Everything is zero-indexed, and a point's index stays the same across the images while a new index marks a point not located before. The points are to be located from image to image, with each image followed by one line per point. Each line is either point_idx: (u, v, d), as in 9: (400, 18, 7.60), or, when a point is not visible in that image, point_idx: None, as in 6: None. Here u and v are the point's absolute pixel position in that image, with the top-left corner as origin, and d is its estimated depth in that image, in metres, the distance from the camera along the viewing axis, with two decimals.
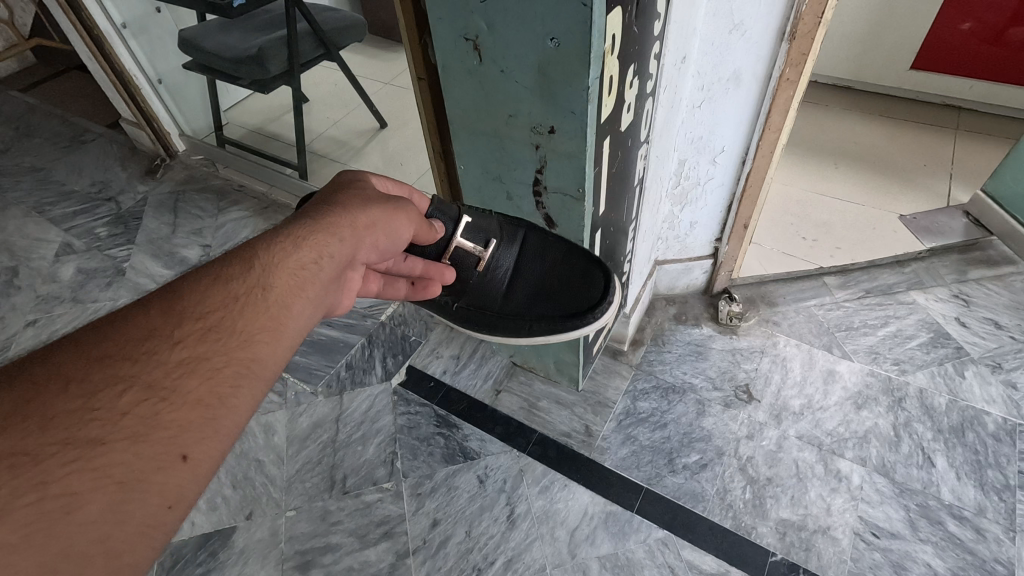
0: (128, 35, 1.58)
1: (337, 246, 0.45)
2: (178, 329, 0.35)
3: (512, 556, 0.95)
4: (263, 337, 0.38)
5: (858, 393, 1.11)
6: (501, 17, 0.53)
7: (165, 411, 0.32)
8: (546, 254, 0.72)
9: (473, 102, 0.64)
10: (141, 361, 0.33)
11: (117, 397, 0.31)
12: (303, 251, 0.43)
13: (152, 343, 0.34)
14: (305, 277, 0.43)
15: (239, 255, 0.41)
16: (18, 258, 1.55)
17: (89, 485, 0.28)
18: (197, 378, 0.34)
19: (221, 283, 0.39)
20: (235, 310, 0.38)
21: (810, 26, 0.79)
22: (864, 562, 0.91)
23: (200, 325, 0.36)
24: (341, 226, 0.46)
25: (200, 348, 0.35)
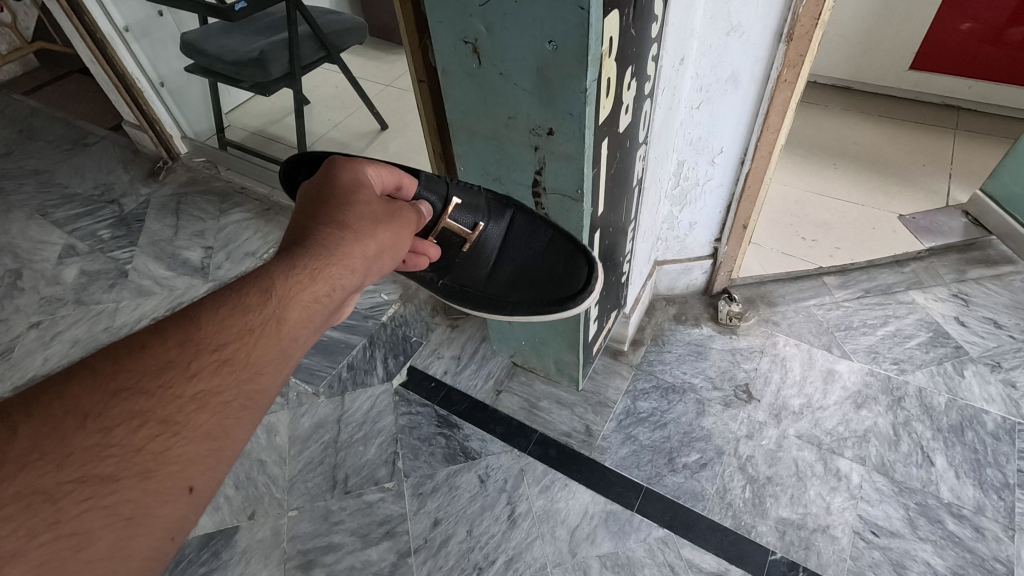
0: (131, 38, 1.60)
1: (346, 278, 0.45)
2: (193, 362, 0.35)
3: (513, 555, 0.96)
4: (271, 368, 0.39)
5: (858, 393, 1.11)
6: (500, 19, 0.54)
7: (177, 445, 0.33)
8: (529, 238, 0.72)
9: (473, 104, 0.65)
10: (156, 396, 0.33)
11: (132, 433, 0.31)
12: (316, 284, 0.43)
13: (167, 376, 0.34)
14: (315, 309, 0.43)
15: (252, 282, 0.41)
16: (21, 260, 1.56)
17: (100, 522, 0.29)
18: (206, 413, 0.34)
19: (232, 313, 0.39)
20: (248, 344, 0.38)
21: (807, 28, 0.79)
22: (864, 561, 0.91)
23: (214, 359, 0.36)
24: (353, 257, 0.46)
25: (213, 382, 0.35)
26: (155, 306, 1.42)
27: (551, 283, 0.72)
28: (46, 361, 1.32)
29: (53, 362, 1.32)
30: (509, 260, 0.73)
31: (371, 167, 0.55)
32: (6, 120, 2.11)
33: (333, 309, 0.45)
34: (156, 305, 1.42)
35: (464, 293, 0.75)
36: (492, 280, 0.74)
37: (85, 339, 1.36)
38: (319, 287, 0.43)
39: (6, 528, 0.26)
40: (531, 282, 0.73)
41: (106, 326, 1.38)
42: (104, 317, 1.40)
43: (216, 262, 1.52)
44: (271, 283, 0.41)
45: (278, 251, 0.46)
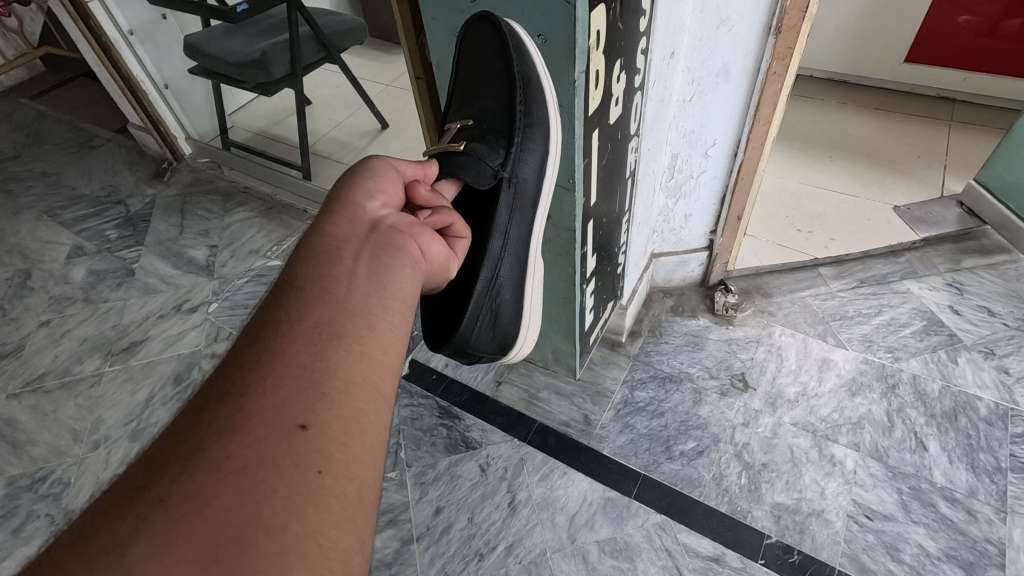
0: (135, 41, 1.63)
1: (338, 225, 0.51)
2: (243, 351, 0.41)
3: (513, 541, 0.98)
4: (314, 309, 0.44)
5: (852, 380, 1.13)
6: (488, 16, 0.58)
7: (256, 397, 0.38)
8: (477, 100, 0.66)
9: (466, 95, 0.69)
10: (225, 384, 0.39)
11: (213, 415, 0.37)
12: (315, 246, 0.49)
13: (224, 373, 0.40)
14: (325, 255, 0.48)
15: (280, 281, 0.47)
16: (30, 260, 1.60)
17: (211, 482, 0.34)
18: (264, 374, 0.39)
19: (261, 308, 0.45)
20: (278, 315, 0.43)
21: (795, 20, 0.81)
22: (858, 544, 0.93)
23: (252, 341, 0.42)
24: (332, 212, 0.52)
25: (259, 350, 0.41)
26: (162, 303, 1.45)
27: (486, 55, 0.62)
28: (56, 358, 1.35)
29: (63, 359, 1.35)
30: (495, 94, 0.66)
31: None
32: (14, 124, 2.15)
33: (363, 250, 0.49)
34: (163, 302, 1.45)
35: (533, 136, 0.63)
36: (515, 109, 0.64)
37: (94, 337, 1.39)
38: (327, 250, 0.49)
39: (133, 516, 0.33)
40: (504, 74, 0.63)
41: (114, 324, 1.41)
42: (112, 315, 1.44)
43: (220, 260, 1.55)
44: (289, 275, 0.48)
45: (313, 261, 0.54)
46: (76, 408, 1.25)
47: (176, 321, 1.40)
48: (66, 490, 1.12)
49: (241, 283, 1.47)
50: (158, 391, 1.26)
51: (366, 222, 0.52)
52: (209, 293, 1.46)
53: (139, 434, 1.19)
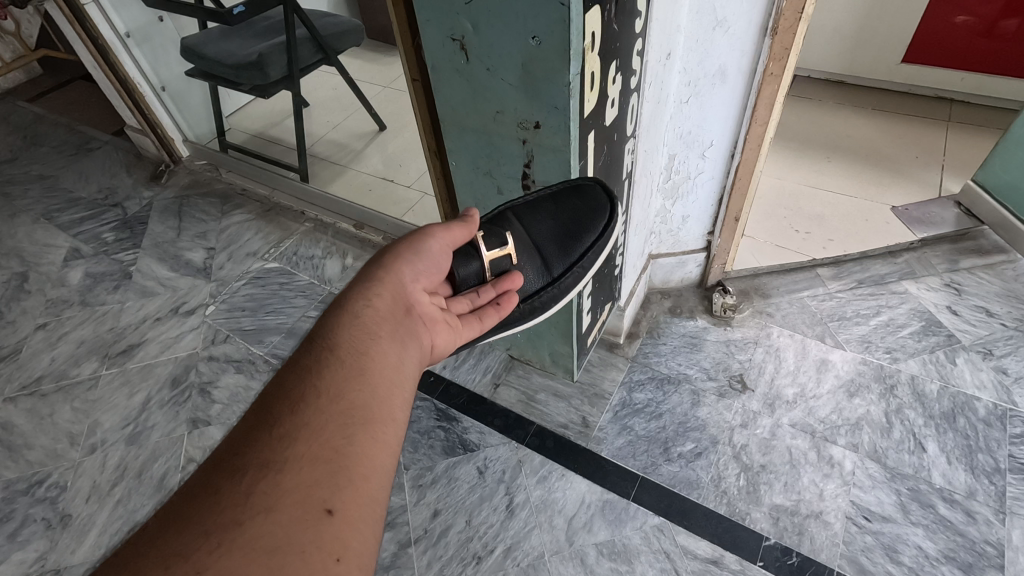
0: (132, 44, 1.63)
1: (381, 298, 0.51)
2: (274, 416, 0.40)
3: (511, 544, 0.97)
4: (350, 388, 0.43)
5: (850, 381, 1.13)
6: (485, 17, 0.56)
7: (289, 475, 0.36)
8: (544, 212, 0.68)
9: (462, 100, 0.67)
10: (256, 451, 0.37)
11: (242, 485, 0.36)
12: (354, 313, 0.49)
13: (256, 434, 0.39)
14: (365, 325, 0.48)
15: (312, 340, 0.47)
16: (27, 264, 1.59)
17: (238, 558, 0.32)
18: (303, 444, 0.38)
19: (295, 370, 0.43)
20: (316, 381, 0.42)
21: (791, 21, 0.81)
22: (857, 545, 0.93)
23: (288, 403, 0.41)
24: (375, 280, 0.52)
25: (296, 420, 0.39)
26: (159, 306, 1.44)
27: (586, 219, 0.69)
28: (53, 361, 1.35)
29: (60, 362, 1.35)
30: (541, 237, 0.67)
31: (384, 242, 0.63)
32: (11, 127, 2.15)
33: (397, 330, 0.50)
34: (160, 305, 1.44)
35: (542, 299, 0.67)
36: (549, 271, 0.68)
37: (91, 340, 1.38)
38: (367, 320, 0.48)
39: None
40: (578, 238, 0.68)
41: (111, 327, 1.41)
42: (109, 318, 1.43)
43: (217, 262, 1.54)
44: (323, 336, 0.47)
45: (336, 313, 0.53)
46: (73, 411, 1.24)
47: (173, 324, 1.40)
48: (63, 494, 1.11)
49: (238, 285, 1.47)
50: (155, 395, 1.26)
51: (403, 301, 0.53)
52: (206, 295, 1.45)
53: (136, 437, 1.18)
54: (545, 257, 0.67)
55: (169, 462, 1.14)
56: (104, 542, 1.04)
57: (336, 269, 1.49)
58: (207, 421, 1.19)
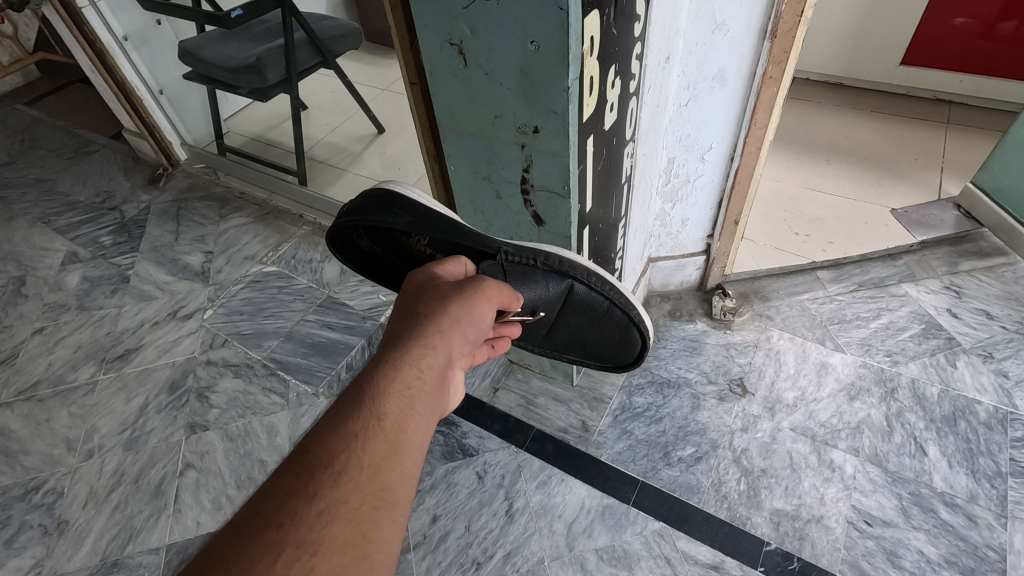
0: (130, 47, 1.62)
1: (432, 356, 0.48)
2: (311, 484, 0.37)
3: (511, 549, 0.97)
4: (388, 465, 0.40)
5: (851, 385, 1.13)
6: (483, 21, 0.55)
7: (320, 561, 0.33)
8: (590, 312, 0.79)
9: (460, 105, 0.67)
10: (289, 525, 0.34)
11: (271, 565, 0.32)
12: (403, 372, 0.45)
13: (293, 502, 0.36)
14: (413, 389, 0.45)
15: (354, 395, 0.43)
16: (24, 268, 1.58)
17: None
18: (340, 524, 0.36)
19: (336, 427, 0.40)
20: (358, 452, 0.39)
21: (790, 25, 0.81)
22: (858, 550, 0.92)
23: (330, 471, 0.37)
24: (427, 334, 0.49)
25: (335, 495, 0.37)
26: (157, 310, 1.44)
27: (612, 338, 0.83)
28: (50, 366, 1.34)
29: (57, 367, 1.34)
30: (566, 322, 0.81)
31: (435, 267, 0.60)
32: (8, 130, 2.14)
33: (431, 407, 0.46)
34: (158, 309, 1.44)
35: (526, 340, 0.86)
36: (552, 337, 0.86)
37: (88, 345, 1.38)
38: (410, 392, 0.44)
39: None
40: (592, 338, 0.84)
41: (108, 331, 1.40)
42: (106, 322, 1.43)
43: (216, 266, 1.54)
44: (365, 395, 0.43)
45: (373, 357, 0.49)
46: (70, 417, 1.24)
47: (171, 328, 1.39)
48: (60, 500, 1.11)
49: (237, 289, 1.47)
50: (152, 399, 1.25)
51: (444, 371, 0.49)
52: (205, 299, 1.45)
53: (133, 443, 1.17)
54: (553, 332, 0.83)
55: (167, 468, 1.13)
56: (101, 549, 1.03)
57: (335, 273, 1.48)
58: (205, 426, 1.18)
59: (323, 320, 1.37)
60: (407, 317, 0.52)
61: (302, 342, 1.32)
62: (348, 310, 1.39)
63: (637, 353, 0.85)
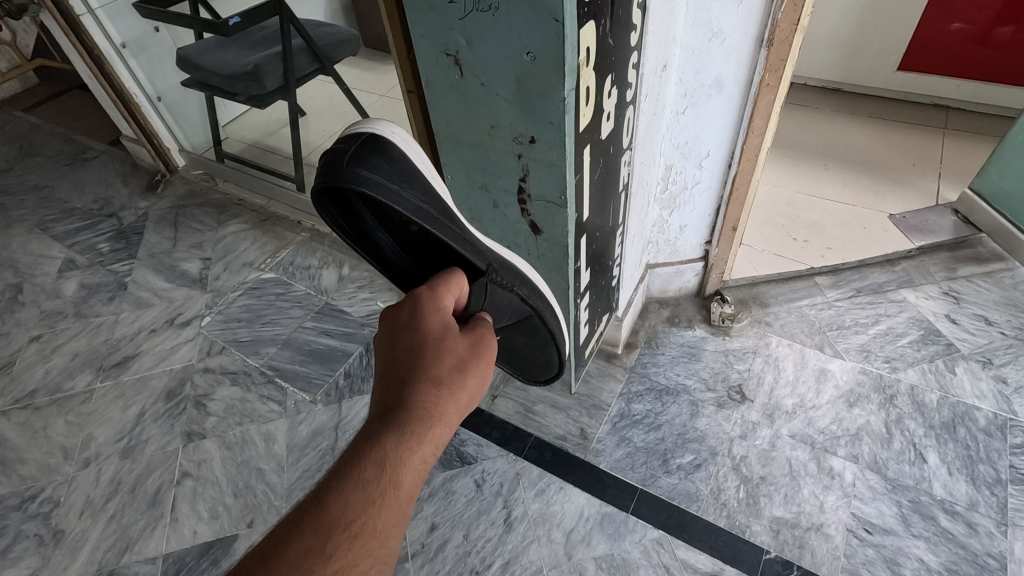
0: (128, 54, 1.62)
1: (448, 433, 0.44)
2: (329, 545, 0.36)
3: (509, 558, 0.96)
4: (395, 533, 0.39)
5: (850, 392, 1.12)
6: (479, 32, 0.55)
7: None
8: (533, 336, 0.76)
9: (456, 114, 0.66)
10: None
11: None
12: (424, 446, 0.41)
13: (311, 561, 0.35)
14: (429, 465, 0.42)
15: (374, 453, 0.40)
16: (21, 275, 1.58)
17: None
18: None
19: (354, 489, 0.38)
20: (374, 517, 0.38)
21: (786, 33, 0.81)
22: (858, 559, 0.92)
23: (348, 533, 0.37)
24: (447, 411, 0.44)
25: (349, 558, 0.36)
26: (154, 317, 1.43)
27: (543, 360, 0.82)
28: (47, 374, 1.34)
29: (53, 374, 1.34)
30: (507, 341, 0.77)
31: (444, 295, 0.52)
32: (6, 137, 2.14)
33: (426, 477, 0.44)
34: (155, 316, 1.44)
35: None
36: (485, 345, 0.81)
37: (85, 352, 1.37)
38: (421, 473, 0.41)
39: None
40: (524, 352, 0.81)
41: (106, 339, 1.40)
42: (104, 329, 1.42)
43: (214, 273, 1.54)
44: (383, 463, 0.40)
45: (383, 406, 0.43)
46: (66, 425, 1.23)
47: (168, 335, 1.39)
48: (56, 509, 1.10)
49: (234, 296, 1.46)
50: (149, 407, 1.24)
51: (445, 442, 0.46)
52: (203, 307, 1.44)
53: (130, 451, 1.17)
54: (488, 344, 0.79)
55: (163, 476, 1.12)
56: (97, 558, 1.03)
57: (333, 280, 1.48)
58: (202, 434, 1.18)
59: (321, 327, 1.37)
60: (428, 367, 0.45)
61: (300, 349, 1.32)
62: (346, 317, 1.38)
63: (555, 372, 0.86)
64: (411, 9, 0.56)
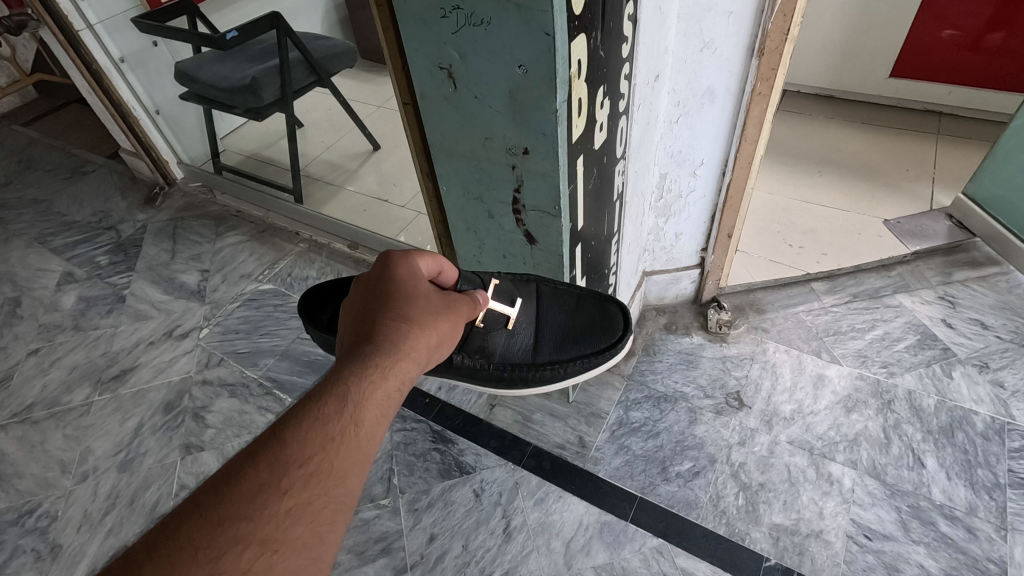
0: (127, 68, 1.64)
1: (415, 367, 0.40)
2: (284, 480, 0.30)
3: (509, 568, 0.96)
4: (359, 471, 0.34)
5: (848, 397, 1.12)
6: (471, 47, 0.56)
7: (277, 568, 0.28)
8: (561, 302, 0.73)
9: (449, 126, 0.67)
10: (254, 520, 0.29)
11: (237, 559, 0.28)
12: (388, 380, 0.37)
13: (263, 497, 0.29)
14: (393, 406, 0.37)
15: (332, 389, 0.35)
16: (20, 289, 1.58)
17: None
18: (305, 526, 0.30)
19: (314, 425, 0.33)
20: (333, 456, 0.32)
21: (777, 43, 0.82)
22: (857, 565, 0.91)
23: (304, 470, 0.31)
24: (412, 345, 0.41)
25: (308, 495, 0.31)
26: (152, 330, 1.43)
27: (594, 341, 0.71)
28: (45, 388, 1.34)
29: (51, 388, 1.33)
30: (548, 324, 0.71)
31: (416, 252, 0.51)
32: (6, 152, 2.15)
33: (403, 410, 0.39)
34: (153, 328, 1.44)
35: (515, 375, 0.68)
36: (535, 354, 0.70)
37: (84, 366, 1.37)
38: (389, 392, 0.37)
39: None
40: (574, 345, 0.71)
41: (104, 352, 1.40)
42: (102, 342, 1.42)
43: (212, 284, 1.54)
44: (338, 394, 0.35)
45: (349, 350, 0.39)
46: (65, 439, 1.23)
47: (167, 347, 1.39)
48: (54, 523, 1.09)
49: (232, 307, 1.47)
50: (148, 419, 1.24)
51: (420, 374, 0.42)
52: (201, 319, 1.45)
53: (128, 464, 1.17)
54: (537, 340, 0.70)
55: (161, 489, 1.12)
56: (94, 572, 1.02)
57: None
58: (200, 446, 1.18)
59: None
60: (390, 313, 0.43)
61: (298, 360, 1.32)
62: None
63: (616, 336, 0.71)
64: (405, 24, 0.57)
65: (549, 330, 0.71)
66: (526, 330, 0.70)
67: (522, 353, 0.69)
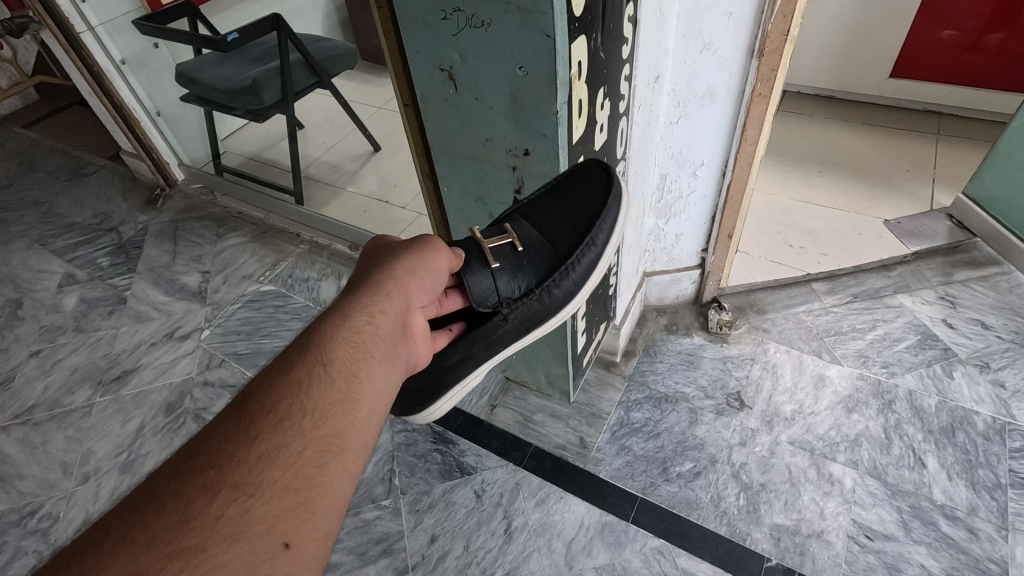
0: (127, 70, 1.64)
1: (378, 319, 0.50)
2: (253, 429, 0.38)
3: (510, 568, 0.96)
4: (332, 407, 0.41)
5: (849, 397, 1.13)
6: (471, 49, 0.56)
7: (258, 504, 0.35)
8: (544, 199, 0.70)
9: (450, 128, 0.67)
10: (225, 465, 0.35)
11: (208, 504, 0.34)
12: (350, 333, 0.47)
13: (232, 448, 0.36)
14: (357, 349, 0.47)
15: (300, 352, 0.44)
16: (21, 290, 1.59)
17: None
18: (280, 467, 0.37)
19: (282, 378, 0.42)
20: (300, 399, 0.41)
21: (777, 44, 0.82)
22: (859, 565, 0.91)
23: (270, 419, 0.39)
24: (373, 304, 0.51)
25: (277, 439, 0.38)
26: (153, 331, 1.44)
27: (593, 199, 0.68)
28: (46, 389, 1.34)
29: (53, 390, 1.34)
30: (552, 225, 0.69)
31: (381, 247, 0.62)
32: (7, 154, 2.15)
33: (373, 352, 0.48)
34: (154, 330, 1.44)
35: (564, 283, 0.65)
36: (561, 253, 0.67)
37: (85, 367, 1.38)
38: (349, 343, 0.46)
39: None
40: (583, 218, 0.68)
41: (105, 353, 1.40)
42: (103, 344, 1.42)
43: (213, 286, 1.54)
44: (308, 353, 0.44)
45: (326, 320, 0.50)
46: (66, 440, 1.23)
47: (167, 349, 1.39)
48: (55, 525, 1.10)
49: (233, 308, 1.47)
50: (149, 421, 1.25)
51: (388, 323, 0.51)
52: (202, 320, 1.45)
53: (129, 465, 1.17)
54: (555, 244, 0.68)
55: None
56: None
57: (332, 291, 1.48)
58: None
59: None
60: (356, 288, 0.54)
61: None
62: None
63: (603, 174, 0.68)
64: (406, 26, 0.57)
65: (556, 229, 0.69)
66: (539, 246, 0.68)
67: (549, 258, 0.67)
